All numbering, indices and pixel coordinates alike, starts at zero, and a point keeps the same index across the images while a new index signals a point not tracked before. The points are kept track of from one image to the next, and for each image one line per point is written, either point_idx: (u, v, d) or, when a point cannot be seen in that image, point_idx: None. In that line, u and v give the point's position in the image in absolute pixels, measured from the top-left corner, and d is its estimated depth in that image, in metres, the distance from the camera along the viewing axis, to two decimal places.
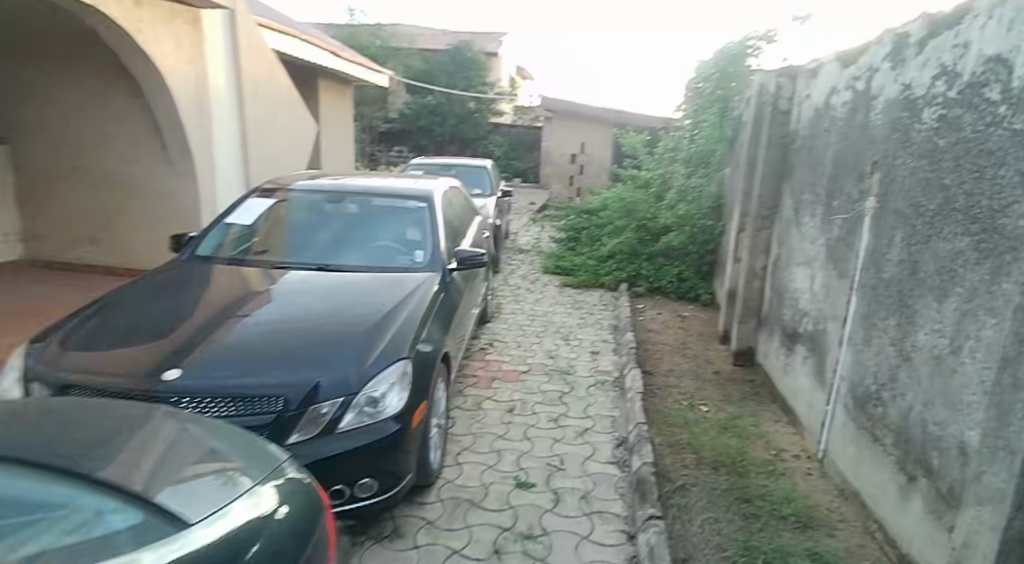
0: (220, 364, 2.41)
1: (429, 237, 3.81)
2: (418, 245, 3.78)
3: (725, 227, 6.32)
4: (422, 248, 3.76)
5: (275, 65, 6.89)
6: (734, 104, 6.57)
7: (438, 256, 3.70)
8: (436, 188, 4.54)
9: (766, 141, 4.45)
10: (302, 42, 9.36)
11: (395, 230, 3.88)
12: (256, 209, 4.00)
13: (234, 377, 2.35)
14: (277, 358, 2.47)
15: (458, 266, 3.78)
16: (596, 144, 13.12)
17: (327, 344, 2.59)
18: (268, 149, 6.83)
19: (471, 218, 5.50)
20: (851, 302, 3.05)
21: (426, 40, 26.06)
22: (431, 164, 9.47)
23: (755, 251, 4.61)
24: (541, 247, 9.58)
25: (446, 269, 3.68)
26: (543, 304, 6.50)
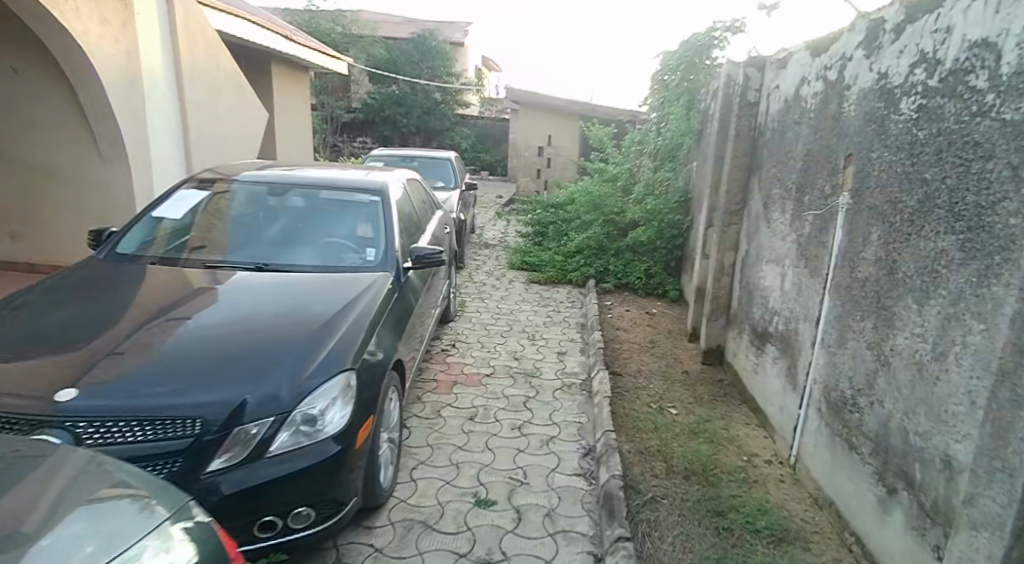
0: (147, 378, 2.14)
1: (382, 233, 3.57)
2: (370, 241, 3.53)
3: (692, 222, 6.21)
4: (375, 244, 3.51)
5: (220, 48, 6.61)
6: (700, 95, 6.45)
7: (392, 252, 3.46)
8: (392, 180, 4.30)
9: (734, 133, 4.31)
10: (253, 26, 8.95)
11: (346, 225, 3.62)
12: (193, 202, 3.69)
13: (143, 396, 2.08)
14: (214, 372, 2.21)
15: (413, 265, 3.54)
16: (563, 136, 12.95)
17: (273, 353, 2.33)
18: (211, 136, 6.54)
19: (430, 213, 5.25)
20: (824, 302, 2.91)
21: (390, 30, 25.54)
22: (392, 156, 9.16)
23: (725, 247, 4.48)
24: (507, 242, 9.38)
25: (400, 266, 3.44)
26: (508, 302, 6.30)
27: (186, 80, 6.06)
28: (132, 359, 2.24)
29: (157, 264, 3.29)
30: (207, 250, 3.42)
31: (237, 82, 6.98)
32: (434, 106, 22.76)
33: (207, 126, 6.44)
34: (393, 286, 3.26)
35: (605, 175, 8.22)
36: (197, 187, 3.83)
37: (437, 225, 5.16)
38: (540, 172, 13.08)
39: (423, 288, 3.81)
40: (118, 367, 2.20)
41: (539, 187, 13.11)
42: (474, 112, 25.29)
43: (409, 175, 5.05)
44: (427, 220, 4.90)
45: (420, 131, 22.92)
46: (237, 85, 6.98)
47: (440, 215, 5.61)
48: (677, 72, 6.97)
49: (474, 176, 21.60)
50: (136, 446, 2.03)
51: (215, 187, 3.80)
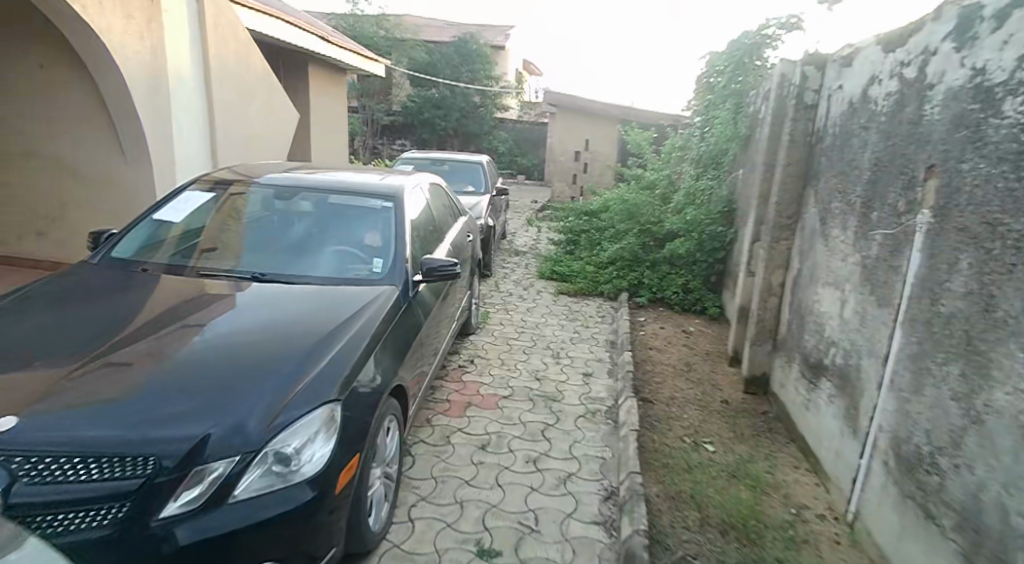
0: (159, 390, 1.98)
1: (393, 241, 3.27)
2: (379, 250, 3.23)
3: (736, 235, 5.76)
4: (383, 254, 3.21)
5: (251, 47, 6.46)
6: (749, 98, 6.00)
7: (402, 263, 3.15)
8: (411, 186, 4.01)
9: (788, 139, 3.88)
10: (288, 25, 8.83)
11: (354, 233, 3.33)
12: (204, 203, 3.45)
13: (96, 426, 1.83)
14: (234, 379, 2.05)
15: (424, 278, 3.22)
16: (601, 141, 12.54)
17: (292, 360, 2.17)
18: (241, 138, 6.37)
19: (451, 219, 4.95)
20: (894, 338, 2.49)
21: (432, 33, 25.51)
22: (422, 159, 8.92)
23: (773, 265, 4.05)
24: (539, 250, 9.03)
25: (409, 279, 3.13)
26: (535, 316, 5.94)
27: (214, 80, 5.89)
28: (142, 371, 2.07)
29: (162, 270, 3.05)
30: (214, 254, 3.19)
31: (269, 83, 6.81)
32: (473, 109, 22.57)
33: (235, 127, 6.28)
34: (399, 302, 2.96)
35: (642, 182, 7.80)
36: (209, 188, 3.56)
37: (458, 233, 4.85)
38: (576, 177, 12.70)
39: (435, 301, 3.50)
40: (121, 382, 2.02)
41: (575, 193, 12.72)
42: (513, 115, 25.03)
43: (430, 180, 4.76)
44: (447, 227, 4.60)
45: (458, 133, 22.75)
46: (268, 86, 6.81)
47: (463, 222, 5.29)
48: (725, 74, 6.55)
49: (510, 180, 21.32)
50: (79, 487, 1.75)
51: (228, 188, 3.54)
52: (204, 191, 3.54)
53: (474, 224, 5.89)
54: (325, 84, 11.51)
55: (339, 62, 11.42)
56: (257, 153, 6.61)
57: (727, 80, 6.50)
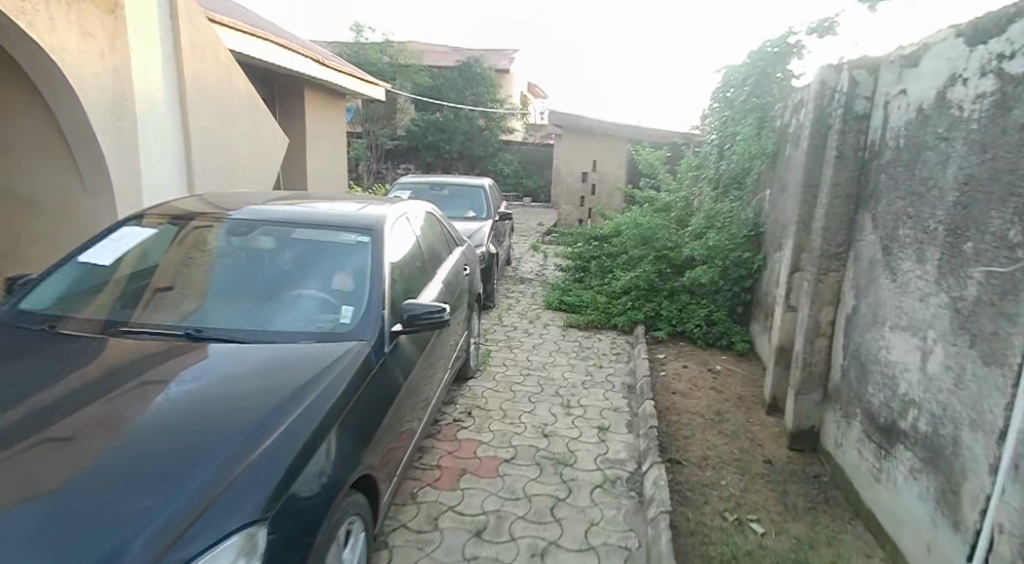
0: (91, 479, 1.64)
1: (367, 284, 2.70)
2: (349, 297, 2.66)
3: (765, 261, 5.17)
4: (355, 302, 2.64)
5: (234, 67, 5.95)
6: (775, 112, 5.46)
7: (376, 313, 2.57)
8: (397, 218, 3.45)
9: (836, 155, 3.31)
10: (278, 48, 8.41)
11: (321, 276, 2.77)
12: (156, 240, 2.91)
13: None
14: (181, 467, 1.69)
15: (405, 328, 2.65)
16: (610, 162, 12.02)
17: (246, 449, 1.78)
18: (223, 164, 5.85)
19: (445, 252, 4.38)
20: (1017, 410, 1.90)
21: (436, 58, 25.34)
22: (420, 184, 8.43)
23: (821, 300, 3.46)
24: (546, 277, 8.46)
25: (385, 332, 2.55)
26: (542, 354, 5.35)
27: (192, 105, 5.38)
28: (84, 449, 1.74)
29: (89, 325, 2.51)
30: (162, 301, 2.66)
31: (255, 105, 6.30)
32: (477, 132, 22.21)
33: (216, 152, 5.76)
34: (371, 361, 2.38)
35: (655, 204, 7.25)
36: (166, 225, 2.97)
37: (452, 267, 4.29)
38: (584, 199, 12.17)
39: (420, 354, 2.93)
40: (39, 467, 1.68)
41: (584, 215, 12.18)
42: (518, 137, 24.65)
43: (421, 209, 4.20)
44: (439, 261, 4.04)
45: (463, 156, 22.36)
46: (255, 109, 6.30)
47: (460, 253, 4.73)
48: (745, 89, 6.04)
49: (517, 203, 20.86)
50: None
51: (190, 223, 2.98)
52: (159, 229, 2.95)
53: (474, 254, 5.35)
54: (323, 109, 11.10)
55: (336, 86, 11.01)
56: (240, 179, 6.08)
57: (747, 95, 5.98)
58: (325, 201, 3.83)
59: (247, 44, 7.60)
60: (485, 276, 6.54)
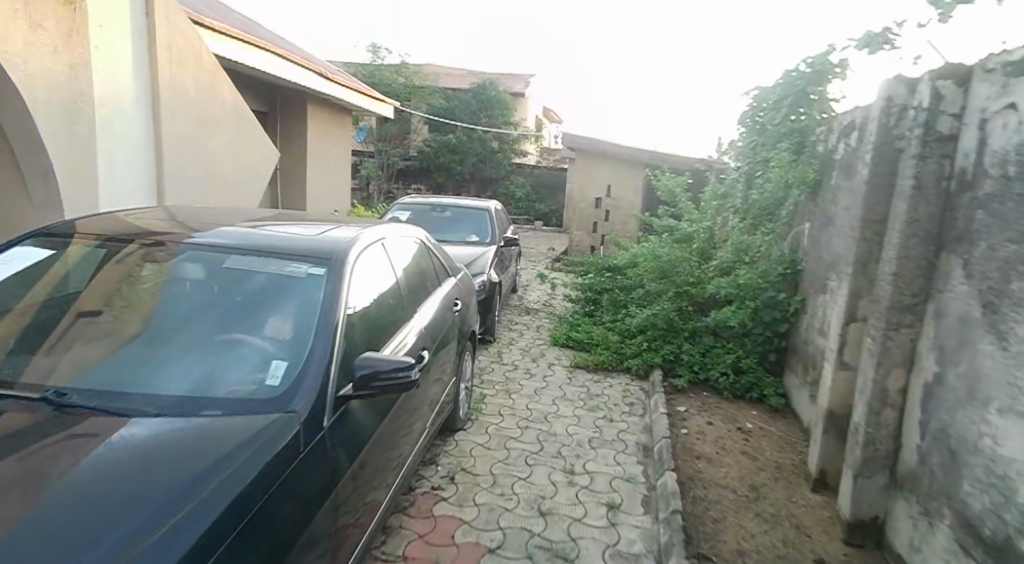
0: None
1: (313, 333, 2.09)
2: (288, 351, 2.06)
3: (805, 303, 4.53)
4: (294, 357, 2.03)
5: (220, 74, 5.39)
6: (816, 137, 4.84)
7: (319, 373, 1.96)
8: (368, 244, 2.84)
9: (915, 185, 2.69)
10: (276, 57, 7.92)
11: (256, 319, 2.18)
12: (79, 261, 2.34)
13: None
14: (87, 547, 1.30)
15: (355, 393, 2.03)
16: (625, 187, 11.42)
17: (171, 524, 1.39)
18: (202, 175, 5.29)
19: (432, 286, 3.73)
20: None
21: (450, 80, 25.07)
22: (421, 205, 7.87)
23: (890, 362, 2.81)
24: (553, 309, 7.83)
25: (329, 399, 1.94)
26: (545, 400, 4.68)
27: (165, 111, 4.83)
28: None
29: None
30: (76, 340, 2.14)
31: (241, 113, 5.75)
32: (490, 153, 21.77)
33: (195, 162, 5.21)
34: (293, 447, 1.75)
35: (674, 234, 6.63)
36: (95, 245, 2.38)
37: (440, 304, 3.64)
38: (597, 225, 11.54)
39: (379, 424, 2.28)
40: None
41: (596, 242, 11.55)
42: (532, 160, 24.18)
43: (404, 234, 3.58)
44: (421, 299, 3.39)
45: (474, 177, 21.89)
46: (241, 116, 5.75)
47: (452, 287, 4.07)
48: (778, 112, 5.44)
49: (528, 228, 20.34)
50: None
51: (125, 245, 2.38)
52: (85, 251, 2.37)
53: (470, 286, 4.71)
54: (327, 124, 10.62)
55: (341, 101, 10.55)
56: (220, 192, 5.53)
57: (780, 119, 5.38)
58: (291, 221, 3.24)
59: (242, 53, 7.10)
60: (485, 308, 5.91)
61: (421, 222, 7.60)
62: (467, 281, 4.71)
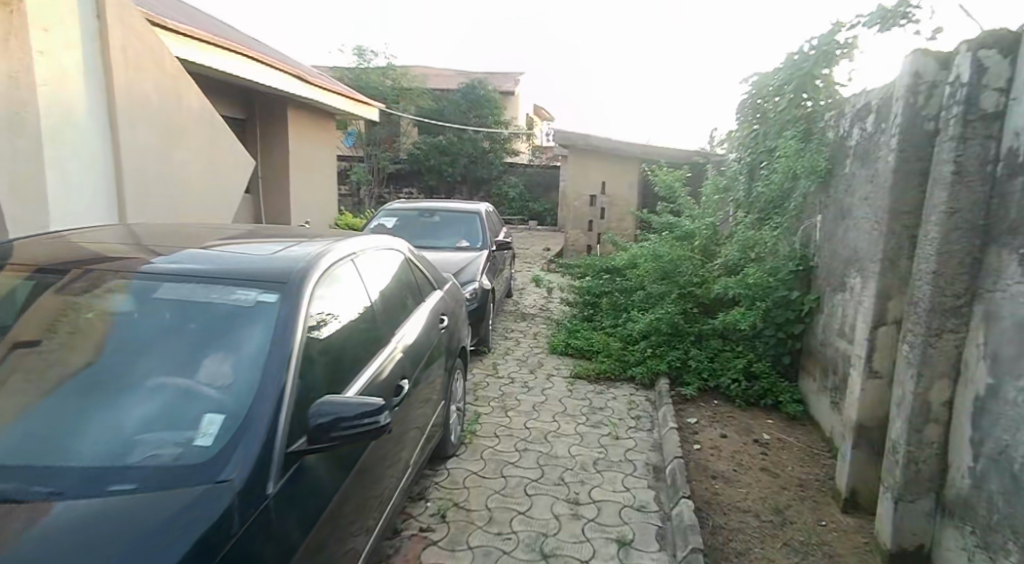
0: None
1: (257, 377, 1.74)
2: (225, 399, 1.71)
3: (821, 301, 4.20)
4: (231, 409, 1.68)
5: (185, 78, 5.01)
6: (826, 123, 4.52)
7: (260, 428, 1.61)
8: (335, 259, 2.47)
9: (957, 171, 2.36)
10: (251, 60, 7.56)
11: (191, 357, 1.82)
12: (7, 296, 1.98)
13: None
14: None
15: (311, 447, 1.68)
16: (620, 183, 11.08)
17: None
18: (171, 185, 4.93)
19: (414, 302, 3.36)
20: None
21: (438, 81, 24.70)
22: (408, 210, 7.53)
23: (932, 372, 2.48)
24: (549, 314, 7.49)
25: (273, 463, 1.58)
26: (545, 417, 4.34)
27: (124, 120, 4.45)
28: None
29: None
30: (11, 376, 1.81)
31: (209, 118, 5.38)
32: (481, 154, 21.42)
33: (161, 172, 4.83)
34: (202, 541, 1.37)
35: (674, 231, 6.30)
36: (26, 276, 2.01)
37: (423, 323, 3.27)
38: (592, 223, 11.20)
39: (347, 480, 1.93)
40: None
41: (592, 241, 11.20)
42: (523, 159, 23.83)
43: (378, 245, 3.20)
44: (400, 318, 3.03)
45: (466, 178, 21.53)
46: (210, 122, 5.38)
47: (438, 301, 3.70)
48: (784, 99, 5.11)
49: (523, 228, 20.00)
50: None
51: (64, 274, 2.01)
52: (13, 283, 2.00)
53: (459, 298, 4.35)
54: (309, 130, 10.27)
55: (323, 105, 10.19)
56: (192, 204, 5.17)
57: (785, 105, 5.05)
58: (254, 237, 2.90)
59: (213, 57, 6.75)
60: (476, 320, 5.57)
61: (409, 228, 7.26)
62: (456, 292, 4.35)
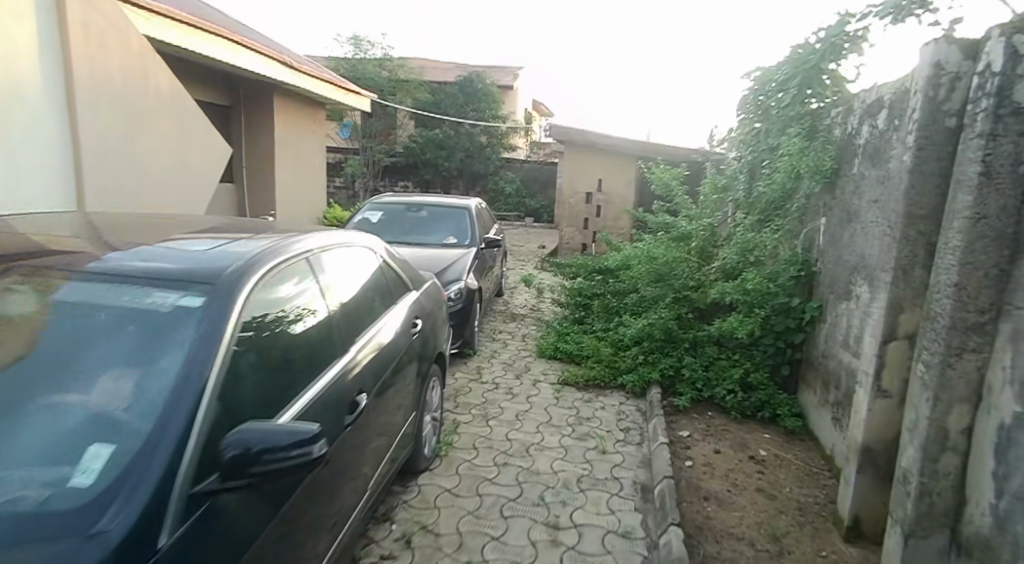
0: None
1: (163, 399, 1.48)
2: (121, 425, 1.46)
3: (824, 309, 3.95)
4: (126, 439, 1.43)
5: (153, 58, 4.79)
6: (832, 120, 4.26)
7: (158, 465, 1.36)
8: (285, 258, 2.23)
9: (985, 171, 2.11)
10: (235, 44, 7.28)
11: (86, 371, 1.55)
12: None
13: None
14: None
15: (224, 486, 1.43)
16: (617, 181, 10.80)
17: None
18: (131, 173, 4.66)
19: (382, 305, 3.09)
20: None
21: (437, 73, 24.36)
22: (395, 203, 7.26)
23: (950, 396, 2.23)
24: (540, 315, 7.23)
25: (172, 507, 1.33)
26: (528, 427, 4.09)
27: (85, 100, 4.21)
28: None
29: None
30: None
31: (178, 101, 5.13)
32: (478, 148, 21.14)
33: (120, 159, 4.56)
34: None
35: (670, 231, 6.05)
36: None
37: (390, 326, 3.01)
38: (588, 222, 10.94)
39: (278, 517, 1.68)
40: None
41: (587, 240, 10.94)
42: (521, 155, 23.54)
43: (342, 241, 2.94)
44: (365, 323, 2.76)
45: (462, 173, 21.26)
46: (178, 106, 5.13)
47: (411, 303, 3.45)
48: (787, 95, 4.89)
49: (519, 225, 19.72)
50: None
51: None
52: None
53: (437, 300, 4.10)
54: (297, 120, 9.98)
55: (312, 94, 9.91)
56: (155, 195, 4.90)
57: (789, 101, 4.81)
58: (207, 231, 2.64)
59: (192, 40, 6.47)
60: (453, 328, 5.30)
61: (395, 224, 7.00)
62: (433, 294, 4.09)
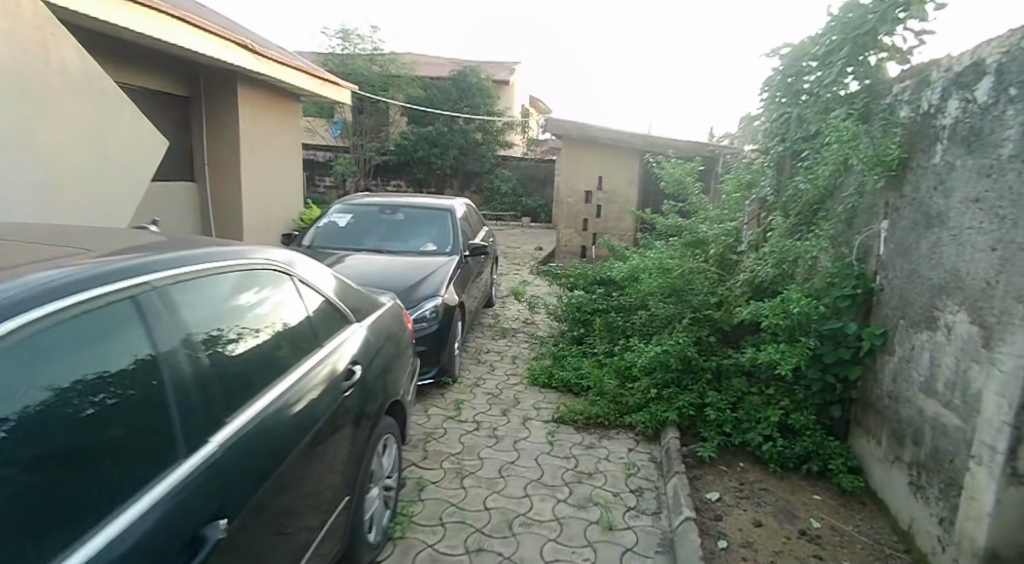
0: None
1: None
2: None
3: (894, 338, 3.07)
4: None
5: (57, 29, 4.07)
6: (892, 97, 3.40)
7: None
8: (172, 275, 1.76)
9: None
10: (174, 21, 6.40)
11: None
12: None
13: None
14: None
15: None
16: (620, 178, 9.90)
17: None
18: (38, 174, 4.05)
19: (297, 354, 2.24)
20: None
21: (429, 69, 23.45)
22: (367, 205, 6.39)
23: None
24: (533, 333, 6.35)
25: None
26: (512, 489, 3.22)
27: None
28: None
29: None
30: None
31: (93, 86, 4.43)
32: (472, 145, 20.22)
33: (23, 157, 3.94)
34: None
35: (682, 237, 5.19)
36: None
37: (320, 364, 2.33)
38: (587, 223, 10.10)
39: None
40: None
41: (587, 241, 10.18)
42: (517, 152, 22.61)
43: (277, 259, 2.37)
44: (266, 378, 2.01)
45: (456, 172, 20.39)
46: (93, 94, 4.44)
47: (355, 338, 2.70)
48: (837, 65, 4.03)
49: (516, 226, 18.80)
50: None
51: None
52: None
53: (397, 335, 3.24)
54: (266, 112, 9.12)
55: (282, 84, 9.03)
56: (65, 209, 4.29)
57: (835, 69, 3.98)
58: (33, 248, 1.77)
59: (114, 14, 5.63)
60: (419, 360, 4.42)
61: (367, 228, 6.15)
62: (392, 326, 3.22)
